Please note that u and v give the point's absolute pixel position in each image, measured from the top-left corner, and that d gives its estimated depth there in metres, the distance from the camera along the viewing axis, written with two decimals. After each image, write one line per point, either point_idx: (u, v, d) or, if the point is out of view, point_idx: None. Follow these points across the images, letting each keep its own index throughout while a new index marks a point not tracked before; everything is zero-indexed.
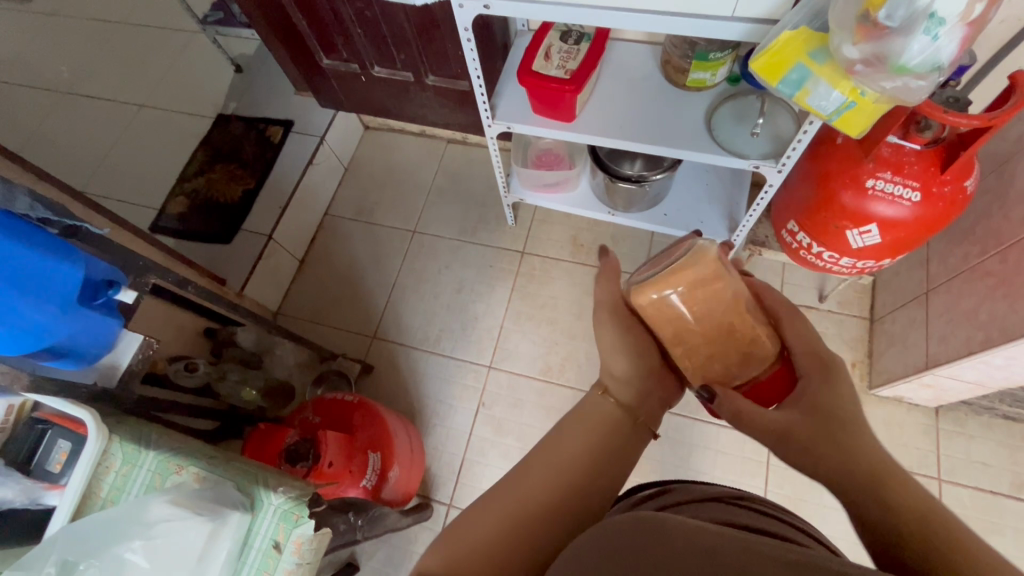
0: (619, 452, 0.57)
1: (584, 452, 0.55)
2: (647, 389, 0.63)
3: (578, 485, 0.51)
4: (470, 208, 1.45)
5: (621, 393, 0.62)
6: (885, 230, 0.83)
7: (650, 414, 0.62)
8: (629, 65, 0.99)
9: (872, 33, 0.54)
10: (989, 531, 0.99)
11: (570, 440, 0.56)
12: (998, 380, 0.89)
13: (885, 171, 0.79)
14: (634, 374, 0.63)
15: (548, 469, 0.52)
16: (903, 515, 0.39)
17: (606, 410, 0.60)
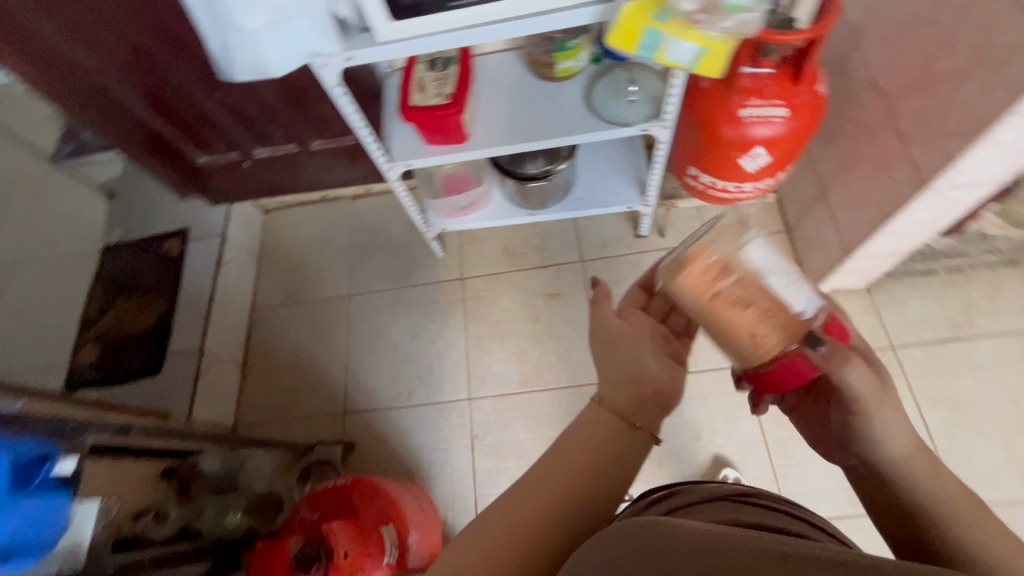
0: (617, 457, 0.54)
1: (585, 470, 0.51)
2: (643, 394, 0.59)
3: (580, 494, 0.50)
4: (398, 254, 1.43)
5: (618, 400, 0.58)
6: (769, 149, 0.91)
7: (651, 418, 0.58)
8: (500, 73, 1.03)
9: None
10: (948, 375, 1.10)
11: (573, 446, 0.54)
12: (906, 245, 1.00)
13: (752, 98, 0.87)
14: (623, 381, 0.60)
15: (551, 475, 0.51)
16: (918, 502, 0.50)
17: (601, 420, 0.56)
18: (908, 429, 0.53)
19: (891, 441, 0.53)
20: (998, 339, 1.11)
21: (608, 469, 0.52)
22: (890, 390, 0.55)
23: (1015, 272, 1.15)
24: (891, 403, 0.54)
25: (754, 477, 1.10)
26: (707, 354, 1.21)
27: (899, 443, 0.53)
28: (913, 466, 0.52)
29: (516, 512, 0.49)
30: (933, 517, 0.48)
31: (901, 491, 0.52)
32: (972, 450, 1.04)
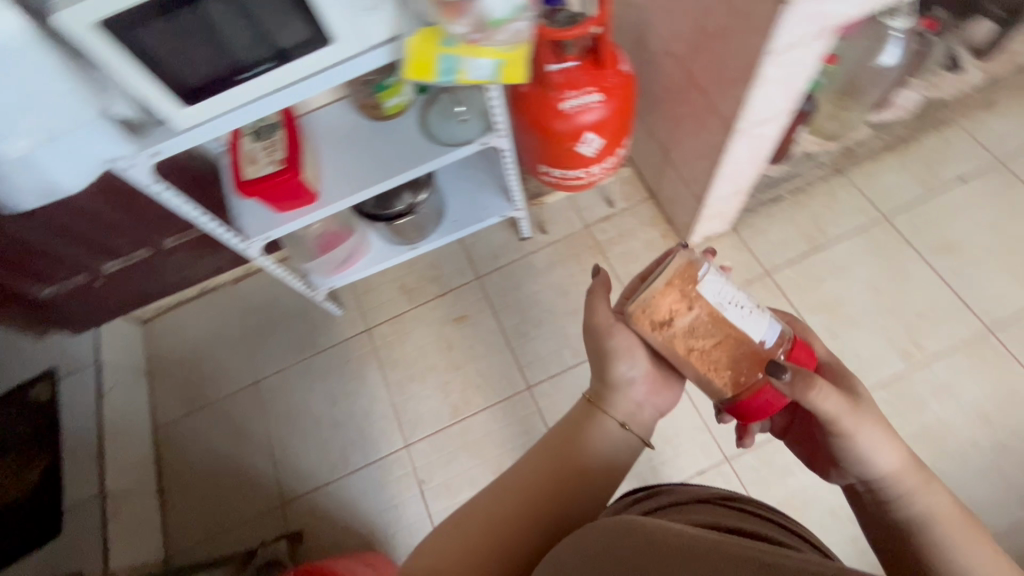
0: (609, 459, 0.72)
1: (585, 459, 0.70)
2: (625, 401, 0.76)
3: (578, 479, 0.68)
4: (296, 324, 1.38)
5: (605, 401, 0.77)
6: (599, 132, 0.97)
7: (639, 423, 0.77)
8: (334, 124, 1.03)
9: (456, 11, 0.64)
10: (817, 283, 1.22)
11: (577, 443, 0.72)
12: (744, 182, 1.10)
13: (568, 90, 0.92)
14: (613, 386, 0.76)
15: (557, 460, 0.69)
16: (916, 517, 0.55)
17: (596, 419, 0.75)
18: (890, 443, 0.58)
19: (881, 458, 0.57)
20: (847, 239, 1.25)
21: (603, 462, 0.71)
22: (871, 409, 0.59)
23: (844, 179, 1.30)
24: (871, 421, 0.57)
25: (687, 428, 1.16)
26: None
27: (887, 460, 0.57)
28: (906, 482, 0.57)
29: (533, 483, 0.67)
30: (932, 529, 0.54)
31: (898, 505, 0.57)
32: (856, 342, 1.16)
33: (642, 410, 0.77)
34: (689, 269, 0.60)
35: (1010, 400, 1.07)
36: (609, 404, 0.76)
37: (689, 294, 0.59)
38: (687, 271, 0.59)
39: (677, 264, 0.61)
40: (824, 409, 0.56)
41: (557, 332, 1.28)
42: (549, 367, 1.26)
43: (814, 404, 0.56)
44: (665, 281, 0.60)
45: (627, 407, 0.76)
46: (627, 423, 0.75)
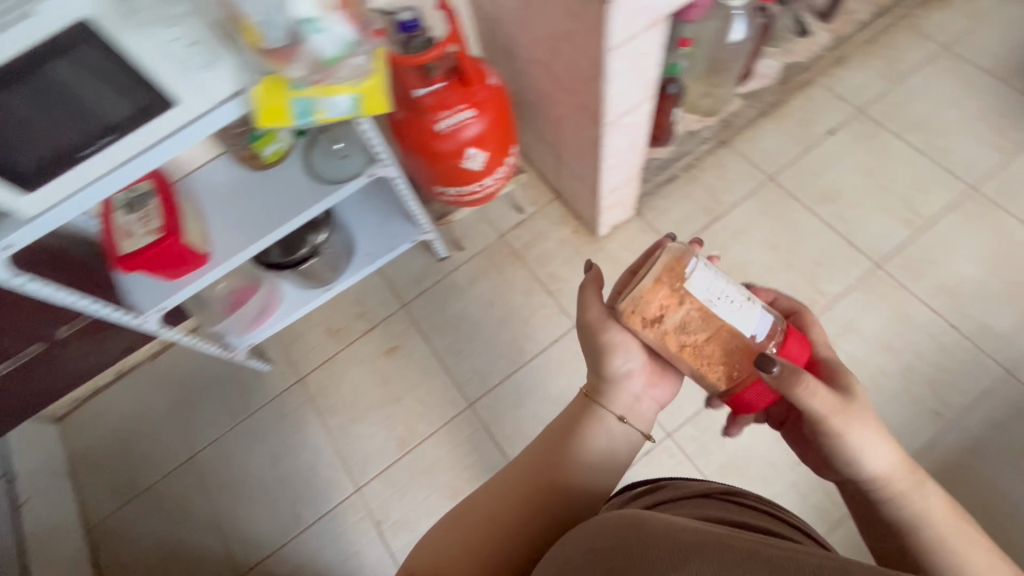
0: (606, 456, 0.69)
1: (583, 458, 0.68)
2: (622, 394, 0.73)
3: (575, 480, 0.66)
4: (224, 387, 1.33)
5: (603, 395, 0.73)
6: (481, 145, 1.00)
7: (638, 415, 0.74)
8: (215, 181, 1.01)
9: (283, 57, 0.66)
10: (720, 251, 1.29)
11: (575, 440, 0.69)
12: (632, 169, 1.15)
13: (440, 111, 0.94)
14: (609, 378, 0.73)
15: (555, 458, 0.67)
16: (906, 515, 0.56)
17: (595, 414, 0.72)
18: (882, 445, 0.57)
19: (871, 461, 0.57)
20: (741, 205, 1.32)
21: (604, 462, 0.69)
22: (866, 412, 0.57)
23: (729, 149, 1.38)
24: (861, 425, 0.56)
25: None
26: (545, 330, 1.29)
27: (878, 463, 0.57)
28: (897, 484, 0.57)
29: (527, 483, 0.65)
30: (915, 531, 0.55)
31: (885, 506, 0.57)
32: None
33: (640, 402, 0.74)
34: (677, 264, 0.59)
35: (906, 325, 1.16)
36: (608, 398, 0.73)
37: (679, 290, 0.58)
38: (677, 266, 0.58)
39: (665, 259, 0.59)
40: (819, 410, 0.55)
41: (489, 344, 1.29)
42: (487, 380, 1.26)
43: (802, 401, 0.55)
44: (653, 280, 0.58)
45: (625, 401, 0.73)
46: (626, 417, 0.72)
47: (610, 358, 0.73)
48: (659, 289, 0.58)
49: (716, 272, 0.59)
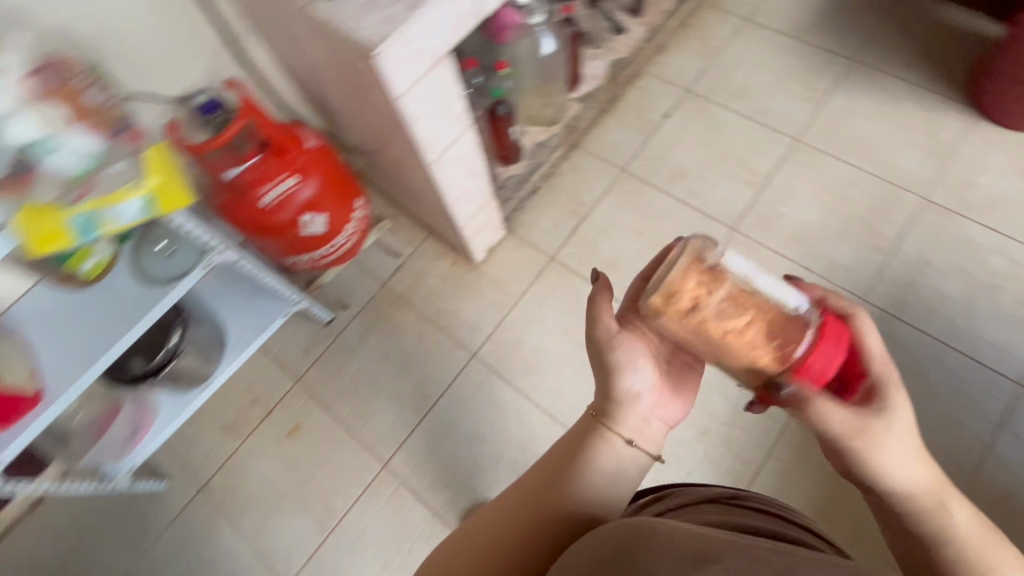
0: (612, 480, 0.66)
1: (587, 479, 0.64)
2: (631, 413, 0.70)
3: (581, 503, 0.62)
4: (120, 518, 1.22)
5: (611, 416, 0.70)
6: (316, 207, 0.98)
7: (648, 439, 0.71)
8: (37, 309, 0.92)
9: (23, 186, 0.67)
10: (592, 249, 1.33)
11: (583, 463, 0.66)
12: (481, 194, 1.17)
13: (262, 184, 0.91)
14: (616, 396, 0.70)
15: (561, 479, 0.64)
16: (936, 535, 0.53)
17: (602, 434, 0.69)
18: (919, 463, 0.56)
19: (907, 480, 0.55)
20: (601, 201, 1.38)
21: (612, 484, 0.65)
22: (900, 432, 0.56)
23: (580, 151, 1.43)
24: (895, 444, 0.56)
25: (541, 426, 1.19)
26: (445, 368, 1.27)
27: (914, 481, 0.55)
28: (939, 503, 0.54)
29: (528, 506, 0.62)
30: (940, 547, 0.53)
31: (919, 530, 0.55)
32: None
33: (649, 425, 0.71)
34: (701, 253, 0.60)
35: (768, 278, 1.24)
36: (615, 418, 0.70)
37: (713, 274, 0.58)
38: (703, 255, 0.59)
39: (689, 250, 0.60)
40: (840, 430, 0.57)
41: (393, 397, 1.26)
42: (397, 435, 1.23)
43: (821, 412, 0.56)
44: (687, 263, 0.58)
45: (632, 422, 0.69)
46: (634, 440, 0.69)
47: (618, 377, 0.70)
48: (694, 272, 0.58)
49: (751, 262, 0.61)
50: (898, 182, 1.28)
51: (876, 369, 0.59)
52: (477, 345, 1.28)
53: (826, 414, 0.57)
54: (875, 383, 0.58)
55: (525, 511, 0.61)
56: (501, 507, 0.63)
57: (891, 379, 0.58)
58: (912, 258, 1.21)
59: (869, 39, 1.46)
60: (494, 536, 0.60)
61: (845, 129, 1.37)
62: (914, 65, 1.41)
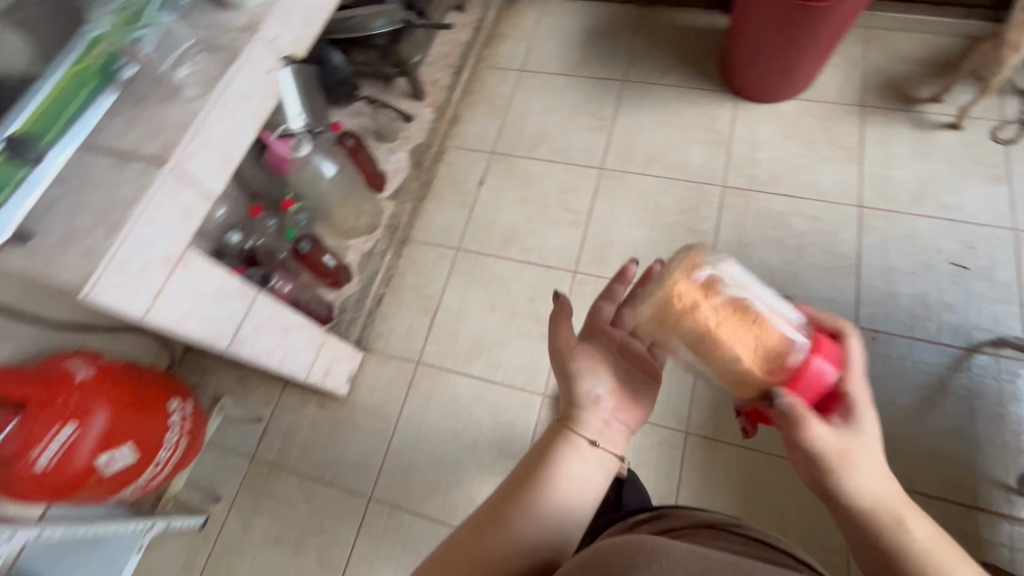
0: (575, 491, 0.64)
1: (548, 494, 0.62)
2: (594, 412, 0.68)
3: (539, 524, 0.60)
4: None
5: (575, 419, 0.68)
6: (115, 440, 0.86)
7: (612, 441, 0.68)
8: None
9: None
10: (453, 339, 1.30)
11: (546, 477, 0.64)
12: (312, 340, 1.10)
13: (30, 449, 0.78)
14: (579, 394, 0.69)
15: (519, 499, 0.62)
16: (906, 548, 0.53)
17: (565, 440, 0.67)
18: (891, 474, 0.56)
19: (881, 493, 0.56)
20: (447, 288, 1.35)
21: (572, 499, 0.63)
22: (876, 448, 0.56)
23: (412, 245, 1.41)
24: (867, 460, 0.56)
25: None
26: (345, 523, 1.16)
27: (888, 492, 0.56)
28: (908, 512, 0.55)
29: (489, 535, 0.60)
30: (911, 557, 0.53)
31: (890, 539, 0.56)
32: (511, 356, 1.26)
33: (612, 427, 0.69)
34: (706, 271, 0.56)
35: None
36: (582, 424, 0.67)
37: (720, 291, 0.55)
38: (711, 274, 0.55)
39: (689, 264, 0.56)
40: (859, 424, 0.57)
41: None
42: None
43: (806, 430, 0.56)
44: (688, 278, 0.55)
45: (598, 429, 0.68)
46: (599, 441, 0.67)
47: (580, 381, 0.70)
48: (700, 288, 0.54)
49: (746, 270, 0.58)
50: (698, 179, 1.38)
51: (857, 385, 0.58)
52: (372, 484, 1.19)
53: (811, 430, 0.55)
54: (849, 397, 0.57)
55: (491, 521, 0.61)
56: (465, 532, 0.61)
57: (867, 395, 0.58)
58: (733, 243, 1.30)
59: (631, 59, 1.59)
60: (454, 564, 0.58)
61: (639, 145, 1.46)
62: (676, 70, 1.55)
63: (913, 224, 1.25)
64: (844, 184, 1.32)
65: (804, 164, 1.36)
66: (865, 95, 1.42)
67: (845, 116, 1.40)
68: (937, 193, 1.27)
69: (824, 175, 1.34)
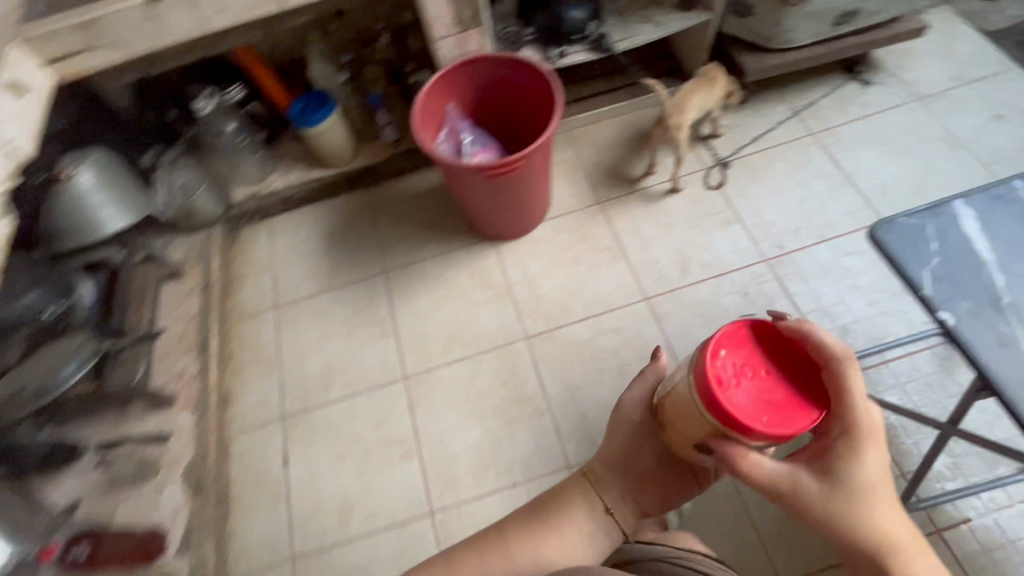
0: (581, 538, 0.80)
1: (556, 532, 0.80)
2: (620, 476, 0.85)
3: (540, 549, 0.78)
4: None
5: (599, 480, 0.86)
6: None
7: (624, 513, 0.84)
8: None
9: None
10: None
11: (559, 520, 0.82)
12: None
13: None
14: (610, 457, 0.86)
15: (530, 523, 0.82)
16: None
17: (585, 490, 0.86)
18: (872, 520, 0.57)
19: (855, 538, 0.57)
20: None
21: (572, 548, 0.79)
22: (854, 492, 0.57)
23: None
24: (865, 507, 0.57)
25: None
26: None
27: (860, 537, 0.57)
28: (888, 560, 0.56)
29: (498, 540, 0.79)
30: None
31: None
32: None
33: (626, 502, 0.84)
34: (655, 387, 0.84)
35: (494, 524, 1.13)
36: (601, 478, 0.86)
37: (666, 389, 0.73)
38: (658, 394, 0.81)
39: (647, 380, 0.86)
40: (855, 471, 0.58)
41: None
42: None
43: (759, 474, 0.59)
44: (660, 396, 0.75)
45: (614, 494, 0.85)
46: (613, 509, 0.84)
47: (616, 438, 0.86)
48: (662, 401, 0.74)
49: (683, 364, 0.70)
50: (498, 343, 1.32)
51: (842, 421, 0.58)
52: None
53: (752, 467, 0.59)
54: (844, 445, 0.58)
55: (504, 536, 0.80)
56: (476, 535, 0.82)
57: (855, 432, 0.58)
58: (563, 394, 1.24)
59: (381, 245, 1.50)
60: (463, 554, 0.79)
61: (431, 332, 1.36)
62: (428, 237, 1.49)
63: (693, 294, 1.31)
64: (623, 284, 1.35)
65: (582, 281, 1.37)
66: (597, 191, 1.51)
67: (591, 218, 1.46)
68: (695, 256, 1.36)
69: (603, 283, 1.36)
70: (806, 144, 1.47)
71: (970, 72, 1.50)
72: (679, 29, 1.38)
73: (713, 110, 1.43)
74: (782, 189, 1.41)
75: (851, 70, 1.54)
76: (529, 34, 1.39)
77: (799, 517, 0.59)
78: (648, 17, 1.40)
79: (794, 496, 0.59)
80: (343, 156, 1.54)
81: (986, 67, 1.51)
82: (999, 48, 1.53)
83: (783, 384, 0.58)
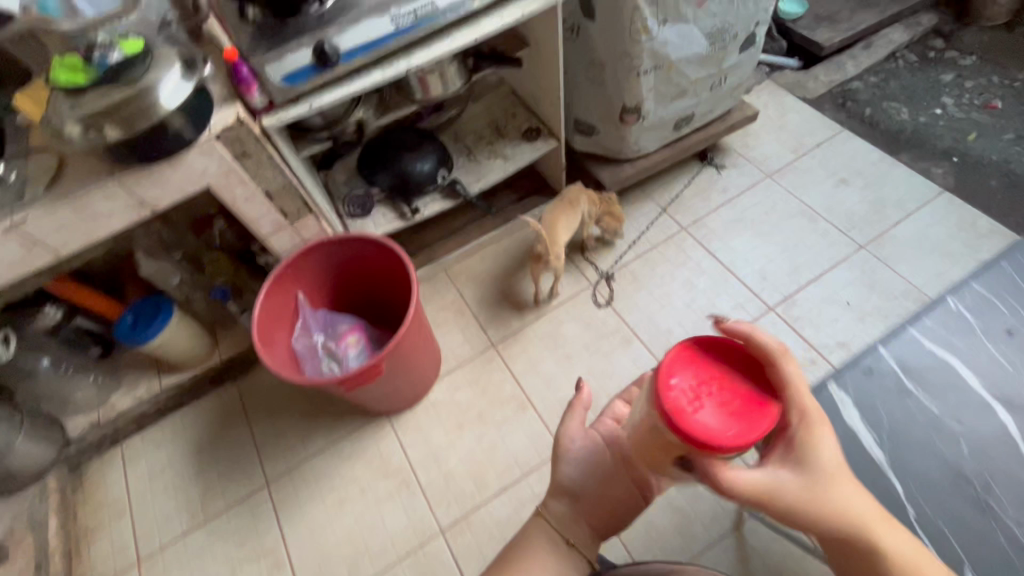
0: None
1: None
2: (575, 503, 0.78)
3: None
4: None
5: (553, 514, 0.78)
6: None
7: (586, 542, 0.77)
8: None
9: None
10: None
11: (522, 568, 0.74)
12: None
13: None
14: (562, 485, 0.79)
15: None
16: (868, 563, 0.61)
17: (540, 528, 0.78)
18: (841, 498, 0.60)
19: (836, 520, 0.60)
20: None
21: None
22: (821, 477, 0.60)
23: None
24: (833, 490, 0.60)
25: None
26: None
27: (835, 522, 0.60)
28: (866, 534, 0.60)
29: None
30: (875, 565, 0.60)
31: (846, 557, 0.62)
32: None
33: (580, 526, 0.78)
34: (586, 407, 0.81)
35: None
36: (554, 511, 0.78)
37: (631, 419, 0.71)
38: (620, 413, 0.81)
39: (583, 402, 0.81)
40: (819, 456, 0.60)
41: None
42: None
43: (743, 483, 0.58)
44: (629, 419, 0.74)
45: (569, 525, 0.77)
46: (573, 539, 0.77)
47: (560, 466, 0.79)
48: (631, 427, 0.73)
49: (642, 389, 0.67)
50: (411, 547, 1.15)
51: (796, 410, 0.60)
52: None
53: (732, 478, 0.58)
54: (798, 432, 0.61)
55: None
56: None
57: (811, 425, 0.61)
58: None
59: (261, 452, 1.29)
60: None
61: (331, 552, 1.16)
62: (312, 428, 1.31)
63: None
64: (535, 439, 1.23)
65: (490, 444, 1.24)
66: (488, 331, 1.40)
67: (487, 365, 1.35)
68: (602, 388, 1.28)
69: (513, 442, 1.24)
70: (681, 240, 1.46)
71: (806, 140, 1.58)
72: (528, 161, 1.36)
73: (587, 228, 1.40)
74: (670, 295, 1.38)
75: (704, 157, 1.58)
76: (377, 195, 1.31)
77: (783, 516, 0.61)
78: (497, 152, 1.38)
79: (776, 500, 0.59)
80: (197, 354, 1.35)
81: (819, 134, 1.59)
82: (824, 114, 1.64)
83: (745, 389, 0.57)
